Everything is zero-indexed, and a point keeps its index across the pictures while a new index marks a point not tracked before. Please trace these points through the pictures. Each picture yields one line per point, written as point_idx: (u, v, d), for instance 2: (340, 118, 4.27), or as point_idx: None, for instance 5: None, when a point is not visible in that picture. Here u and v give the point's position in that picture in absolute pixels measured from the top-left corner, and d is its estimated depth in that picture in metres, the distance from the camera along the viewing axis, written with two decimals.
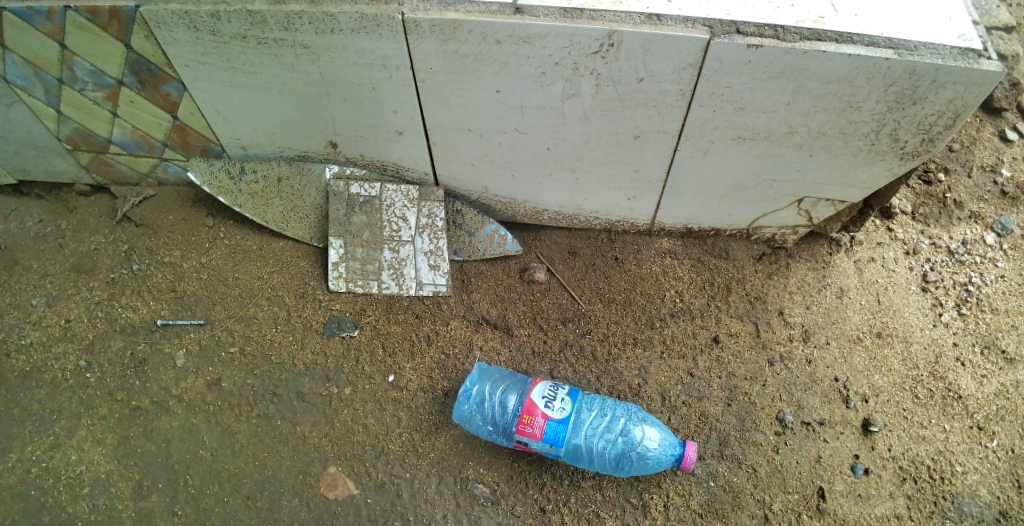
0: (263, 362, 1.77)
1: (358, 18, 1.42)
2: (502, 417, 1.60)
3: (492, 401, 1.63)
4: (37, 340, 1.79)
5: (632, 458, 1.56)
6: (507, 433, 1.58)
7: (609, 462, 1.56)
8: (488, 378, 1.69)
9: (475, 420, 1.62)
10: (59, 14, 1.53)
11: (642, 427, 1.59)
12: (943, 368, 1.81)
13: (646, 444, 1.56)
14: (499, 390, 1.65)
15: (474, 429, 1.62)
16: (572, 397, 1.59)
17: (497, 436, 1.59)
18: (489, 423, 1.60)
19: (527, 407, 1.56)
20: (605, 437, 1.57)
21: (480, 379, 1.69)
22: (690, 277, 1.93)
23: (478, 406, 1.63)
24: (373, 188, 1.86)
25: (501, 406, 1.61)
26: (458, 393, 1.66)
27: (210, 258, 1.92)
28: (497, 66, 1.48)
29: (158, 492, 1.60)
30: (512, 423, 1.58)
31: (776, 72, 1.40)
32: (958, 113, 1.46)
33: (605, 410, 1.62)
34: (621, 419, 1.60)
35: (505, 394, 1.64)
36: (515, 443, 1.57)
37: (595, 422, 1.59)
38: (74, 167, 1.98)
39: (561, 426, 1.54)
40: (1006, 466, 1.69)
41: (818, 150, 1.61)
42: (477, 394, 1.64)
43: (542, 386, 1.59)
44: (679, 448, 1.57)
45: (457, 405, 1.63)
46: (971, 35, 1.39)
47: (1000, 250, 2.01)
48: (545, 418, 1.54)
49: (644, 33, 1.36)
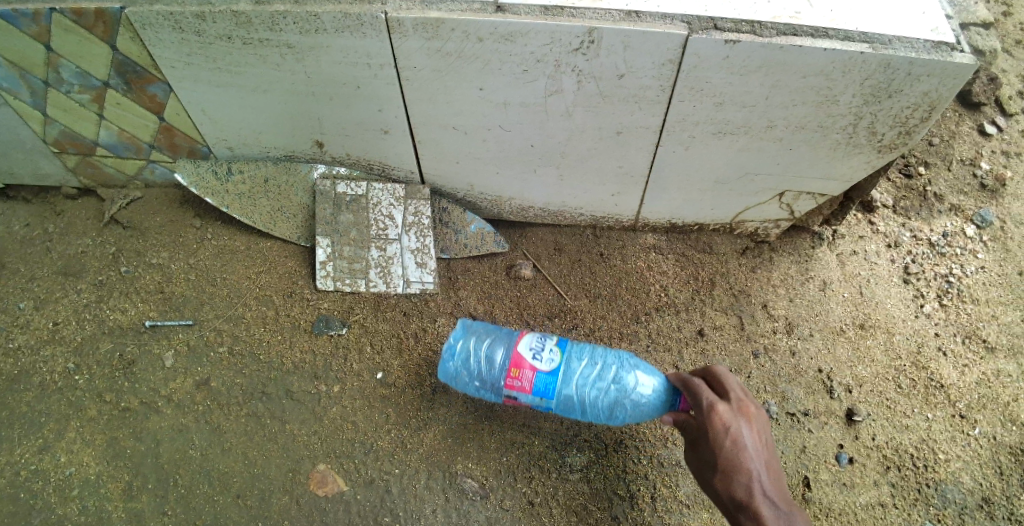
0: (252, 362, 1.78)
1: (342, 17, 1.43)
2: (489, 371, 1.57)
3: (478, 354, 1.60)
4: (25, 343, 1.79)
5: (626, 406, 1.50)
6: (495, 386, 1.56)
7: (602, 412, 1.52)
8: (473, 333, 1.66)
9: (462, 377, 1.61)
10: (44, 17, 1.54)
11: (636, 373, 1.51)
12: (925, 358, 1.84)
13: (639, 391, 1.50)
14: (484, 344, 1.61)
15: (461, 385, 1.62)
16: (560, 348, 1.56)
17: (485, 391, 1.58)
18: (475, 379, 1.59)
19: (514, 360, 1.53)
20: (596, 386, 1.52)
21: (464, 334, 1.66)
22: (674, 271, 1.95)
23: (464, 362, 1.61)
24: (360, 186, 1.87)
25: (487, 361, 1.58)
26: (444, 349, 1.65)
27: (198, 258, 1.92)
28: (480, 63, 1.50)
29: (147, 492, 1.61)
30: (500, 378, 1.55)
31: (754, 66, 1.43)
32: (932, 106, 1.49)
33: (596, 358, 1.56)
34: (612, 366, 1.54)
35: (491, 347, 1.59)
36: (504, 396, 1.56)
37: (586, 371, 1.53)
38: (61, 169, 1.99)
39: (551, 378, 1.51)
40: (988, 453, 1.73)
41: (797, 143, 1.63)
42: (461, 351, 1.62)
43: (529, 339, 1.55)
44: (675, 398, 1.47)
45: (442, 364, 1.62)
46: (944, 29, 1.41)
47: (979, 241, 2.05)
48: (533, 371, 1.51)
49: (623, 29, 1.38)
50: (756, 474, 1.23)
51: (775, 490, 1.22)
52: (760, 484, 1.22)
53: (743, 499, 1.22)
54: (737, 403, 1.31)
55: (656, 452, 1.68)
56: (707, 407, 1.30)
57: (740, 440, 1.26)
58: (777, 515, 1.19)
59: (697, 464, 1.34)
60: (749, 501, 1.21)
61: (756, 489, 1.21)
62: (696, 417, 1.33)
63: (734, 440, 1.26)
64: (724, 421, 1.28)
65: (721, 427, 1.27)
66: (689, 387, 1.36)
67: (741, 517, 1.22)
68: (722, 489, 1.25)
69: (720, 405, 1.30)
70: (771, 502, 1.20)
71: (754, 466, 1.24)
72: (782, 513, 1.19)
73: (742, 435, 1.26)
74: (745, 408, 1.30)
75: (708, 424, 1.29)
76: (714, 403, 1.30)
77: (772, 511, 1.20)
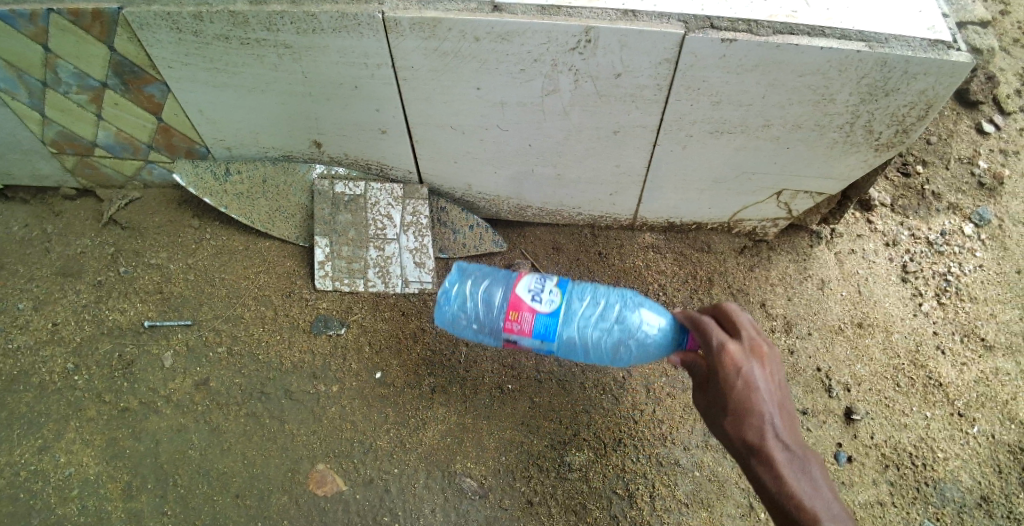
0: (251, 362, 1.78)
1: (339, 17, 1.43)
2: (487, 315, 1.47)
3: (475, 297, 1.50)
4: (24, 344, 1.80)
5: (631, 347, 1.40)
6: (493, 329, 1.45)
7: (605, 353, 1.41)
8: (469, 275, 1.52)
9: (460, 321, 1.51)
10: (42, 18, 1.54)
11: (641, 312, 1.40)
12: (923, 357, 1.84)
13: (646, 330, 1.38)
14: (482, 286, 1.49)
15: (459, 330, 1.52)
16: (562, 287, 1.37)
17: (484, 335, 1.48)
18: (474, 321, 1.49)
19: (512, 301, 1.35)
20: (599, 327, 1.40)
21: (460, 276, 1.53)
22: (673, 271, 1.96)
23: (461, 305, 1.50)
24: (358, 187, 1.88)
25: (486, 302, 1.47)
26: (438, 293, 1.53)
27: (197, 258, 1.93)
28: (477, 63, 1.50)
29: (147, 492, 1.61)
30: (499, 320, 1.44)
31: (750, 65, 1.43)
32: (929, 104, 1.49)
33: (598, 297, 1.43)
34: (615, 305, 1.42)
35: (489, 287, 1.48)
36: (502, 340, 1.42)
37: (588, 312, 1.41)
38: (59, 170, 1.99)
39: (552, 320, 1.35)
40: (987, 451, 1.73)
41: (795, 142, 1.63)
42: (457, 293, 1.51)
43: (528, 278, 1.37)
44: (682, 335, 1.34)
45: (439, 309, 1.52)
46: (940, 27, 1.41)
47: (977, 240, 2.05)
48: (533, 313, 1.35)
49: (620, 29, 1.38)
50: (770, 417, 1.07)
51: (790, 434, 1.07)
52: (774, 427, 1.07)
53: (754, 443, 1.07)
54: (751, 340, 1.13)
55: (655, 450, 1.68)
56: (716, 345, 1.14)
57: (753, 380, 1.09)
58: (791, 462, 1.05)
59: (704, 405, 1.19)
60: (761, 446, 1.06)
61: (769, 433, 1.06)
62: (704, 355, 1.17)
63: (747, 382, 1.09)
64: (735, 360, 1.11)
65: (731, 366, 1.11)
66: (696, 324, 1.20)
67: (752, 464, 1.08)
68: (730, 432, 1.11)
69: (730, 342, 1.13)
70: (785, 446, 1.06)
71: (768, 407, 1.08)
72: (795, 457, 1.05)
73: (755, 376, 1.10)
74: (759, 345, 1.13)
75: (716, 363, 1.13)
76: (724, 341, 1.13)
77: (786, 455, 1.06)
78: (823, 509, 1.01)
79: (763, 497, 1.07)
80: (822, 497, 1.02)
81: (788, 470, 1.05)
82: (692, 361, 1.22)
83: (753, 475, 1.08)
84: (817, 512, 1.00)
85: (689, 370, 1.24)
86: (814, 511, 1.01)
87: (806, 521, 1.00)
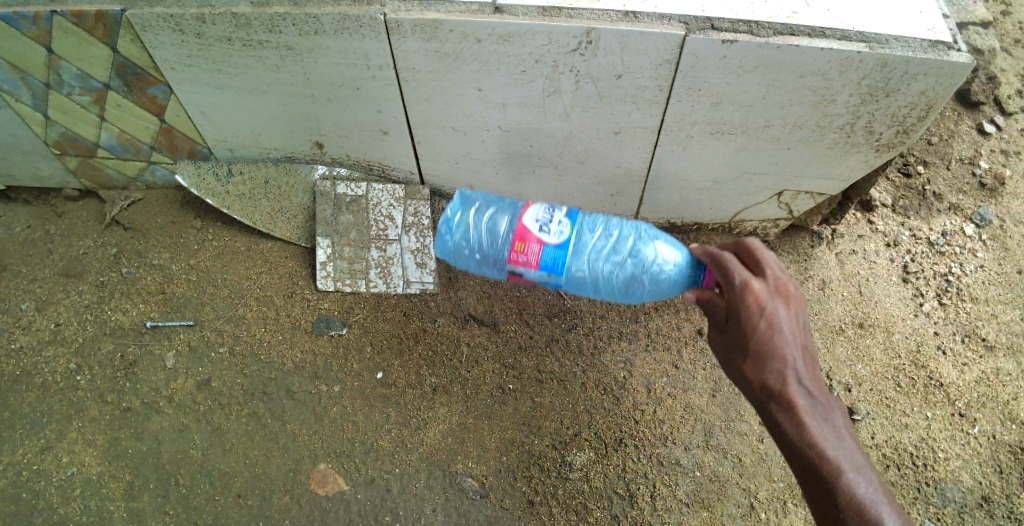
0: (253, 362, 1.78)
1: (341, 18, 1.44)
2: (490, 244, 1.53)
3: (477, 227, 1.58)
4: (27, 344, 1.80)
5: (644, 281, 1.43)
6: (495, 259, 1.51)
7: (615, 287, 1.46)
8: (472, 208, 1.65)
9: (462, 253, 1.57)
10: (45, 19, 1.55)
11: (654, 247, 1.45)
12: (924, 357, 1.84)
13: (659, 263, 1.41)
14: (486, 218, 1.60)
15: (462, 262, 1.59)
16: (571, 219, 1.39)
17: (486, 266, 1.54)
18: (477, 252, 1.54)
19: (519, 232, 1.37)
20: (610, 260, 1.45)
21: (462, 208, 1.65)
22: None
23: (463, 234, 1.57)
24: (359, 187, 1.88)
25: (489, 232, 1.55)
26: (440, 222, 1.63)
27: (199, 259, 1.93)
28: (478, 64, 1.51)
29: (149, 492, 1.61)
30: (503, 250, 1.50)
31: (751, 65, 1.43)
32: (930, 105, 1.49)
33: (609, 232, 1.50)
34: (628, 241, 1.48)
35: (494, 220, 1.58)
36: (507, 272, 1.46)
37: (599, 245, 1.48)
38: (62, 171, 2.00)
39: (560, 252, 1.36)
40: (987, 451, 1.73)
41: (795, 143, 1.64)
42: (460, 224, 1.60)
43: (537, 209, 1.38)
44: (698, 273, 1.32)
45: (440, 238, 1.59)
46: (940, 28, 1.42)
47: (979, 240, 2.05)
48: (540, 245, 1.36)
49: (621, 30, 1.39)
50: (793, 361, 1.05)
51: (812, 379, 1.05)
52: (796, 371, 1.05)
53: (776, 388, 1.05)
54: (775, 281, 1.10)
55: (656, 451, 1.68)
56: (739, 283, 1.10)
57: (776, 322, 1.06)
58: (813, 408, 1.03)
59: (720, 345, 1.17)
60: (783, 391, 1.04)
61: (791, 379, 1.05)
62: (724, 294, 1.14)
63: (770, 324, 1.06)
64: (758, 299, 1.07)
65: (755, 306, 1.07)
66: (718, 259, 1.16)
67: (771, 409, 1.06)
68: (750, 375, 1.09)
69: (753, 280, 1.10)
70: (807, 392, 1.04)
71: (791, 351, 1.05)
72: (818, 404, 1.04)
73: (779, 317, 1.06)
74: (784, 283, 1.09)
75: (739, 302, 1.09)
76: (747, 280, 1.10)
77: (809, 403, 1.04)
78: (844, 460, 1.00)
79: (781, 443, 1.06)
80: (843, 444, 1.02)
81: (810, 417, 1.03)
82: (709, 298, 1.19)
83: (772, 421, 1.07)
84: (839, 464, 1.00)
85: (704, 307, 1.21)
86: (835, 462, 1.00)
87: (827, 471, 1.00)
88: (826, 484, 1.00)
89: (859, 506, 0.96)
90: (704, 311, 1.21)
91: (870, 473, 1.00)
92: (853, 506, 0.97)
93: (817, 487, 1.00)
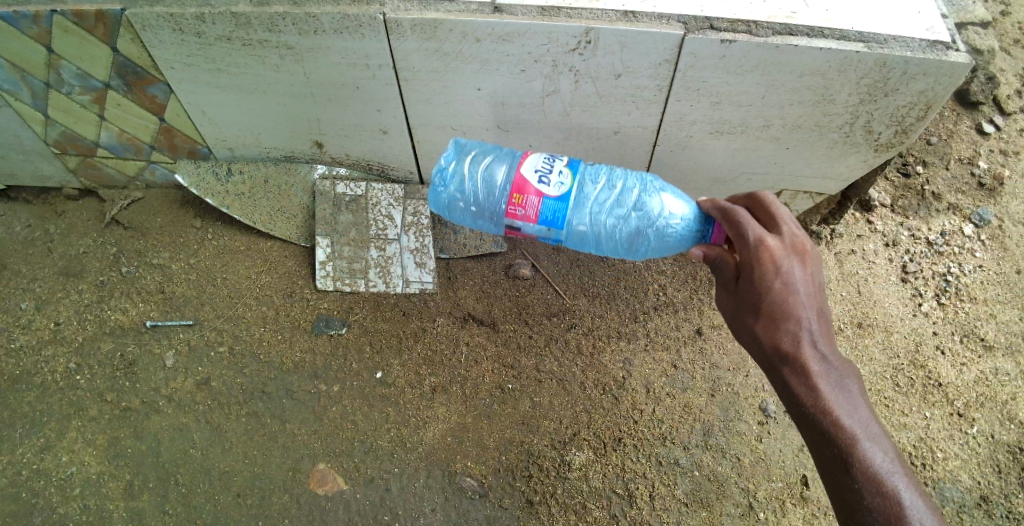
0: (252, 361, 1.79)
1: (341, 18, 1.44)
2: (486, 197, 1.48)
3: (472, 178, 1.52)
4: (26, 344, 1.80)
5: (649, 237, 1.41)
6: (491, 211, 1.47)
7: (619, 241, 1.44)
8: (467, 156, 1.59)
9: (457, 206, 1.53)
10: (45, 19, 1.55)
11: (659, 199, 1.42)
12: (923, 357, 1.85)
13: (663, 217, 1.40)
14: (482, 167, 1.54)
15: (456, 215, 1.54)
16: (571, 171, 1.40)
17: (483, 220, 1.50)
18: (472, 205, 1.50)
19: (518, 185, 1.38)
20: (614, 214, 1.43)
21: (457, 156, 1.59)
22: (673, 271, 1.94)
23: (457, 186, 1.53)
24: (359, 187, 1.88)
25: (486, 183, 1.50)
26: (433, 172, 1.57)
27: (199, 258, 1.93)
28: (477, 63, 1.51)
29: (148, 491, 1.62)
30: (499, 203, 1.46)
31: (750, 65, 1.43)
32: (929, 105, 1.49)
33: (612, 184, 1.47)
34: (632, 193, 1.45)
35: (490, 170, 1.53)
36: (504, 226, 1.45)
37: (601, 197, 1.45)
38: (61, 170, 2.00)
39: (560, 204, 1.36)
40: (986, 451, 1.74)
41: (794, 143, 1.64)
42: (454, 174, 1.55)
43: (536, 161, 1.40)
44: (706, 228, 1.33)
45: (435, 189, 1.54)
46: (939, 28, 1.42)
47: (977, 240, 2.05)
48: (539, 197, 1.37)
49: (620, 30, 1.39)
50: (808, 323, 1.07)
51: (826, 342, 1.08)
52: (810, 334, 1.07)
53: (789, 350, 1.08)
54: (791, 240, 1.11)
55: (655, 450, 1.69)
56: (756, 243, 1.11)
57: (792, 280, 1.08)
58: (826, 372, 1.06)
59: (730, 306, 1.18)
60: (797, 355, 1.07)
61: (805, 342, 1.07)
62: (737, 254, 1.14)
63: (785, 282, 1.08)
64: (775, 259, 1.08)
65: (771, 267, 1.08)
66: (732, 219, 1.16)
67: (784, 373, 1.09)
68: (763, 337, 1.11)
69: (770, 240, 1.10)
70: (821, 356, 1.07)
71: (805, 313, 1.08)
72: (832, 369, 1.06)
73: (794, 276, 1.08)
74: (800, 245, 1.11)
75: (755, 262, 1.10)
76: (764, 237, 1.11)
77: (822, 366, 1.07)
78: (858, 425, 1.04)
79: (792, 406, 1.09)
80: (856, 409, 1.05)
81: (823, 382, 1.06)
82: (719, 258, 1.20)
83: (783, 383, 1.09)
84: (853, 430, 1.03)
85: (712, 267, 1.22)
86: (849, 427, 1.03)
87: (842, 437, 1.03)
88: (840, 449, 1.03)
89: (874, 473, 1.00)
90: (711, 271, 1.22)
91: (883, 441, 1.04)
92: (866, 470, 1.01)
93: (830, 452, 1.04)
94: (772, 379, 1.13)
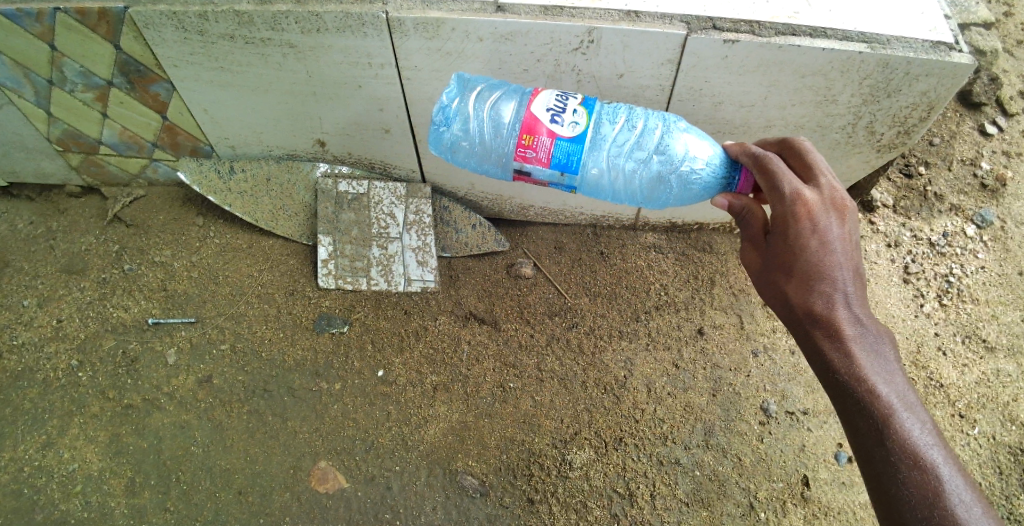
0: (254, 359, 1.79)
1: (343, 17, 1.44)
2: (493, 138, 1.45)
3: (477, 117, 1.48)
4: (28, 340, 1.81)
5: (671, 183, 1.40)
6: (498, 152, 1.46)
7: (640, 186, 1.45)
8: (470, 92, 1.52)
9: (462, 148, 1.51)
10: (48, 16, 1.55)
11: (682, 142, 1.40)
12: (924, 358, 1.85)
13: (686, 162, 1.38)
14: (487, 105, 1.48)
15: (461, 157, 1.54)
16: (586, 110, 1.36)
17: (490, 167, 1.51)
18: (477, 145, 1.48)
19: (529, 125, 1.34)
20: (633, 157, 1.42)
21: (459, 91, 1.52)
22: (675, 271, 1.94)
23: (461, 125, 1.49)
24: (361, 185, 1.88)
25: (493, 121, 1.46)
26: (434, 110, 1.52)
27: (200, 256, 1.94)
28: (479, 63, 1.51)
29: (149, 489, 1.62)
30: (509, 144, 1.44)
31: (752, 65, 1.43)
32: (931, 105, 1.49)
33: (633, 124, 1.45)
34: (654, 135, 1.43)
35: (496, 107, 1.48)
36: (513, 170, 1.42)
37: (619, 139, 1.43)
38: (64, 168, 2.00)
39: (573, 147, 1.33)
40: (987, 452, 1.74)
41: None
42: (457, 112, 1.50)
43: (547, 100, 1.36)
44: (733, 175, 1.31)
45: (436, 129, 1.52)
46: (942, 28, 1.42)
47: (980, 242, 2.04)
48: (551, 138, 1.33)
49: (622, 29, 1.39)
50: (843, 285, 1.07)
51: (862, 305, 1.07)
52: (845, 295, 1.06)
53: (822, 313, 1.07)
54: (829, 195, 1.11)
55: (655, 449, 1.69)
56: (791, 196, 1.10)
57: (828, 237, 1.08)
58: (861, 336, 1.05)
59: (760, 264, 1.18)
60: (829, 316, 1.07)
61: (839, 303, 1.07)
62: (770, 208, 1.14)
63: (821, 239, 1.08)
64: (811, 215, 1.09)
65: (807, 223, 1.09)
66: (767, 171, 1.15)
67: (816, 334, 1.08)
68: (794, 296, 1.10)
69: (806, 194, 1.10)
70: (855, 319, 1.06)
71: (840, 273, 1.07)
72: (867, 333, 1.06)
73: (831, 234, 1.08)
74: (838, 201, 1.10)
75: (791, 217, 1.10)
76: (800, 191, 1.10)
77: (856, 330, 1.06)
78: (893, 394, 1.02)
79: (822, 371, 1.09)
80: (892, 378, 1.04)
81: (857, 347, 1.05)
82: (747, 210, 1.20)
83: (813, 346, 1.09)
84: (889, 400, 1.01)
85: (740, 221, 1.22)
86: (884, 396, 1.02)
87: (877, 408, 1.01)
88: (875, 419, 1.01)
89: (912, 447, 0.98)
90: (738, 225, 1.22)
91: (921, 412, 1.02)
92: (903, 444, 0.99)
93: (863, 421, 1.02)
94: (802, 342, 1.12)
